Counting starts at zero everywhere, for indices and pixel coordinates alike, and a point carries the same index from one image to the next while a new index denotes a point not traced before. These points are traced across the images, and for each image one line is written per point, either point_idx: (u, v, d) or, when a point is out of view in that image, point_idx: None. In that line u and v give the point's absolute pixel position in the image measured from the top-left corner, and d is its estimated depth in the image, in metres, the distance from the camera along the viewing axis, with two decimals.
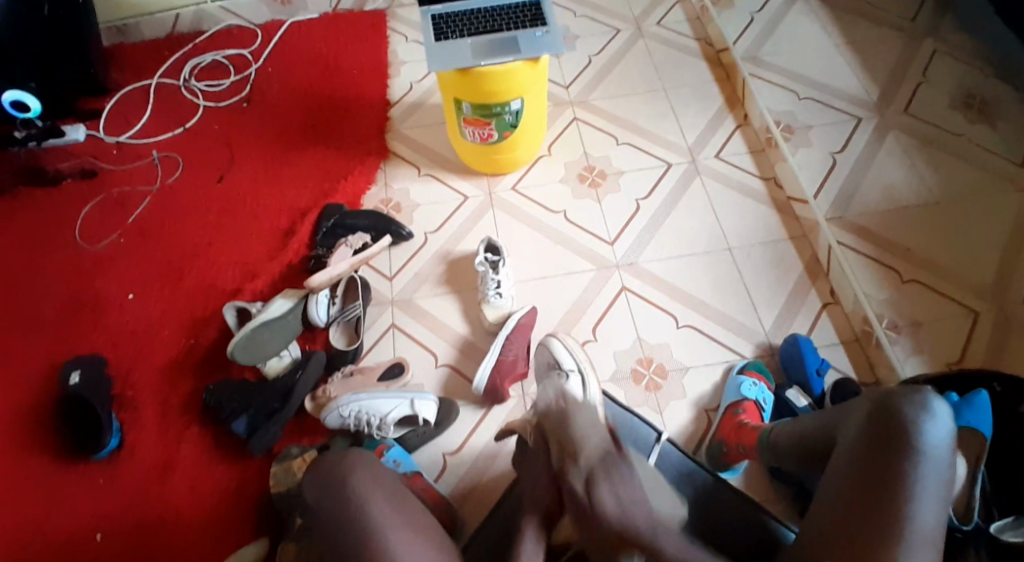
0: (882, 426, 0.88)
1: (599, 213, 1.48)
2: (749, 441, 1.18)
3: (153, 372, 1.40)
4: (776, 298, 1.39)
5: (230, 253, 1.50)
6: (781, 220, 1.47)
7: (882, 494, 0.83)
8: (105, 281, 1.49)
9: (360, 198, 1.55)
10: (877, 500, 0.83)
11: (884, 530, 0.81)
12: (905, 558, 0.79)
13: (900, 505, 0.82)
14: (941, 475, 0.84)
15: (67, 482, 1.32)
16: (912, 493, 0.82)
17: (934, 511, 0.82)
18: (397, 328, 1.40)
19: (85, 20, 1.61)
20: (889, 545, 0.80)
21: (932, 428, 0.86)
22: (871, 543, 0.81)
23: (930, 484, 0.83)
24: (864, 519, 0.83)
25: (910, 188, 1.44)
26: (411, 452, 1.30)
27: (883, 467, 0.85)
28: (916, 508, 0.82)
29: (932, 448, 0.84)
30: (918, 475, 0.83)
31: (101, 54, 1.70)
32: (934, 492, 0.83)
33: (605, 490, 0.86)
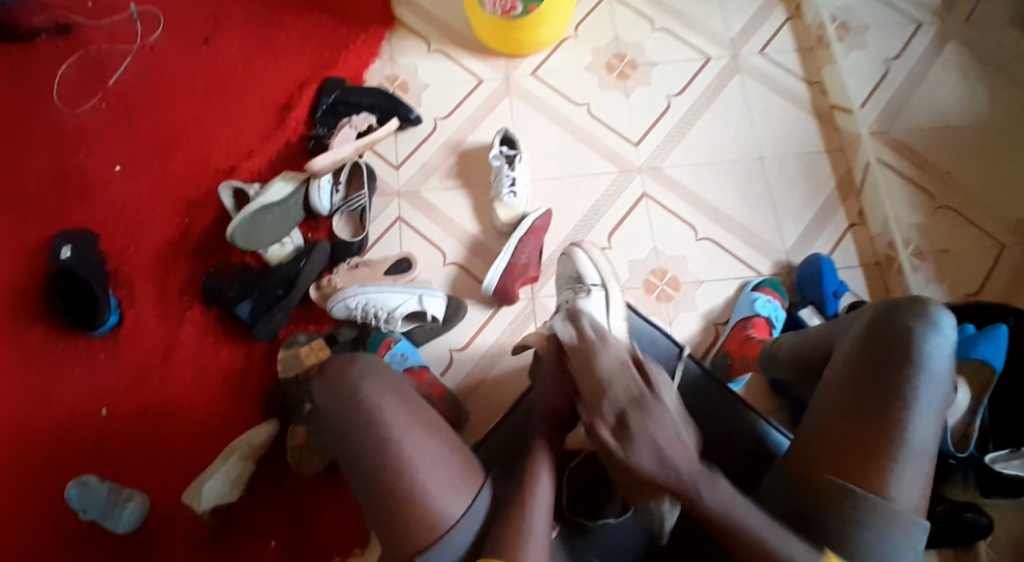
0: (881, 339, 0.87)
1: (625, 109, 1.37)
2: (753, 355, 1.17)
3: (148, 252, 1.35)
4: (802, 215, 1.32)
5: (224, 128, 1.39)
6: (820, 132, 1.37)
7: (879, 403, 0.83)
8: (91, 152, 1.39)
9: (364, 73, 1.42)
10: (875, 410, 0.83)
11: (879, 439, 0.81)
12: (898, 465, 0.80)
13: (899, 416, 0.82)
14: (939, 388, 0.84)
15: (69, 358, 1.31)
16: (910, 404, 0.82)
17: (930, 422, 0.82)
18: (404, 222, 1.34)
19: None
20: (884, 453, 0.81)
21: (933, 345, 0.85)
22: (865, 457, 0.81)
23: (927, 396, 0.83)
24: (859, 432, 0.83)
25: (961, 107, 1.35)
26: (417, 346, 1.29)
27: (881, 379, 0.84)
28: (913, 419, 0.82)
29: (934, 363, 0.84)
30: (919, 388, 0.82)
31: None
32: (931, 404, 0.83)
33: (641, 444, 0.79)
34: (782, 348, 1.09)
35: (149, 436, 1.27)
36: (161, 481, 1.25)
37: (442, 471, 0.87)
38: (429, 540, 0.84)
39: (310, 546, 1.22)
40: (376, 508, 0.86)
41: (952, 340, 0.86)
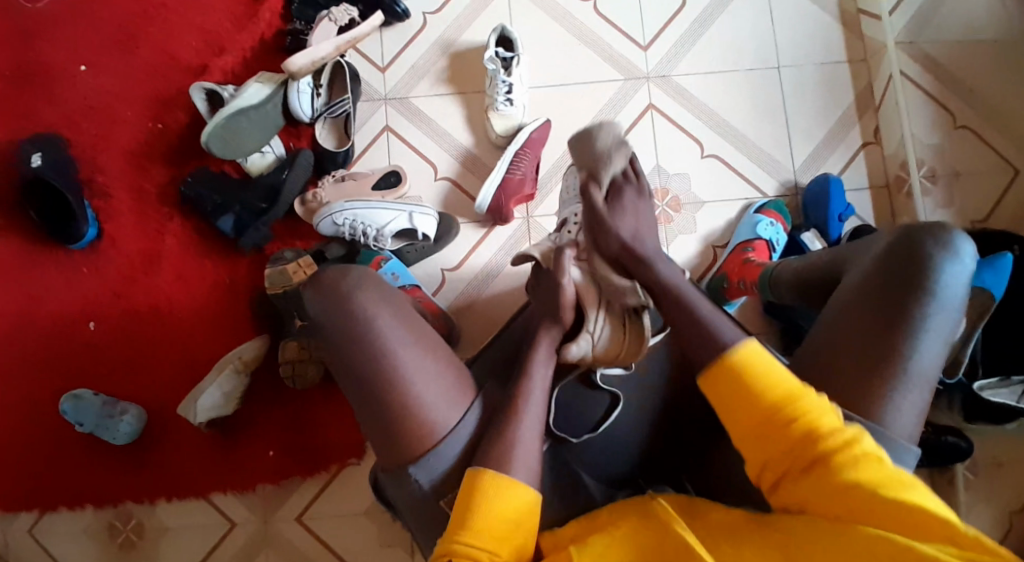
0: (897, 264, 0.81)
1: (634, 8, 1.25)
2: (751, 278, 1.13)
3: (121, 159, 1.27)
4: (816, 131, 1.24)
5: (192, 21, 1.26)
6: (844, 38, 1.25)
7: (884, 329, 0.78)
8: (49, 45, 1.27)
9: None
10: (879, 336, 0.78)
11: (880, 367, 0.77)
12: (897, 393, 0.77)
13: (904, 344, 0.77)
14: (950, 317, 0.79)
15: (50, 270, 1.27)
16: (917, 331, 0.77)
17: (936, 350, 0.78)
18: (392, 131, 1.25)
19: None
20: (884, 382, 0.77)
21: (948, 273, 0.79)
22: (865, 382, 0.78)
23: (936, 323, 0.78)
24: (859, 356, 0.79)
25: (994, 14, 1.23)
26: (408, 265, 1.25)
27: (889, 304, 0.79)
28: (918, 346, 0.77)
29: (947, 290, 0.79)
30: (928, 315, 0.77)
31: None
32: (939, 333, 0.78)
33: None
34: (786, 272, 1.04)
35: (141, 350, 1.26)
36: (155, 393, 1.26)
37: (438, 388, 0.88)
38: (423, 449, 0.87)
39: (307, 459, 1.26)
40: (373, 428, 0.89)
41: (971, 267, 0.80)
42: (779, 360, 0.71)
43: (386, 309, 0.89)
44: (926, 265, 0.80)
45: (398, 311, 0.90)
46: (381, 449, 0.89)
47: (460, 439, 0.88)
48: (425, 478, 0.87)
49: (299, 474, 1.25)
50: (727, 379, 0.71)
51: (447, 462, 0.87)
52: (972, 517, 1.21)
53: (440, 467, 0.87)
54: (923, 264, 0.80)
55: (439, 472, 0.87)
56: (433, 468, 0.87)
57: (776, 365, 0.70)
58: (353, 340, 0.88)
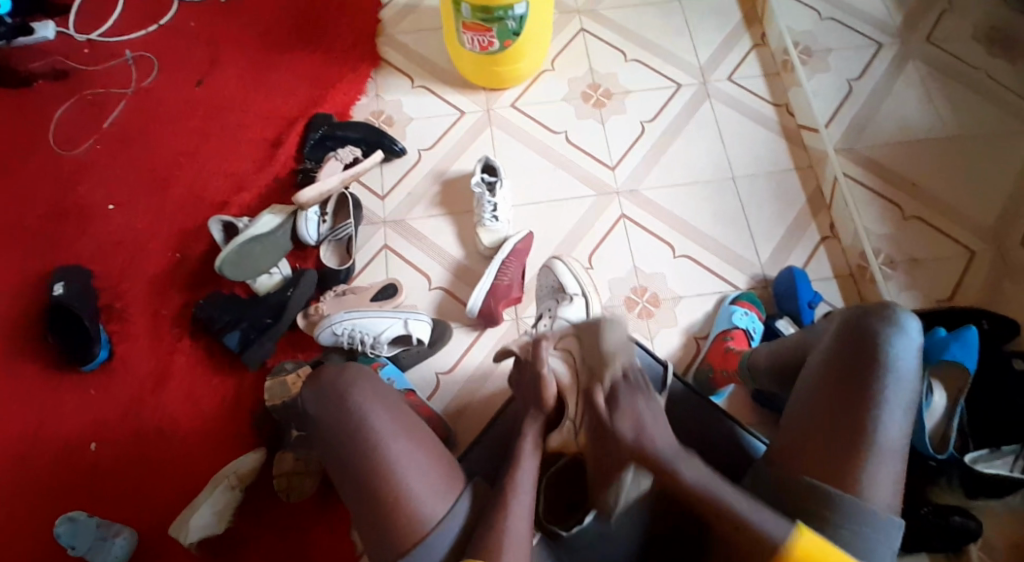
0: (852, 343, 0.88)
1: (601, 136, 1.43)
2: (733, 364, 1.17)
3: (139, 285, 1.37)
4: (776, 230, 1.36)
5: (215, 165, 1.43)
6: (789, 151, 1.42)
7: (846, 407, 0.84)
8: (87, 189, 1.43)
9: (350, 108, 1.48)
10: (844, 412, 0.84)
11: (851, 441, 0.82)
12: (868, 464, 0.81)
13: (869, 417, 0.83)
14: (907, 388, 0.85)
15: (58, 393, 1.32)
16: (879, 404, 0.83)
17: (900, 422, 0.83)
18: (391, 250, 1.37)
19: None
20: (856, 453, 0.82)
21: (898, 346, 0.86)
22: (837, 454, 0.83)
23: (895, 396, 0.84)
24: (826, 429, 0.85)
25: (926, 120, 1.40)
26: (404, 370, 1.30)
27: (847, 381, 0.86)
28: (882, 418, 0.83)
29: (900, 361, 0.85)
30: (887, 389, 0.84)
31: None
32: (899, 404, 0.84)
33: (626, 415, 0.85)
34: (760, 358, 1.09)
35: (139, 468, 1.27)
36: (147, 512, 1.25)
37: (426, 478, 0.87)
38: (411, 542, 0.84)
39: None
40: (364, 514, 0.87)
41: (917, 340, 0.87)
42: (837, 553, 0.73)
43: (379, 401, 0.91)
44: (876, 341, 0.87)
45: (394, 408, 0.92)
46: (369, 539, 0.87)
47: (450, 533, 0.85)
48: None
49: None
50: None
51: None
52: None
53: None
54: (875, 341, 0.86)
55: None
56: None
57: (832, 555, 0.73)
58: (348, 433, 0.89)
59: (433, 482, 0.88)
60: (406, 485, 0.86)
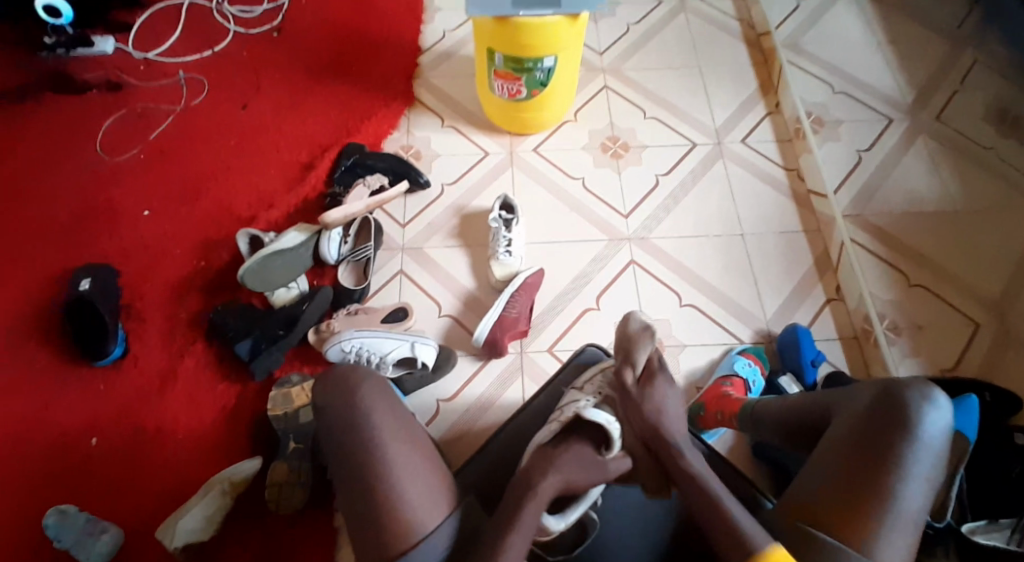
0: (880, 413, 0.88)
1: (617, 184, 1.49)
2: (730, 409, 1.18)
3: (160, 288, 1.42)
4: (782, 288, 1.39)
5: (246, 182, 1.50)
6: (798, 214, 1.46)
7: (871, 472, 0.85)
8: (124, 195, 1.50)
9: (381, 141, 1.55)
10: (864, 479, 0.85)
11: (865, 507, 0.83)
12: (885, 532, 0.82)
13: (889, 485, 0.83)
14: (931, 462, 0.86)
15: (69, 386, 1.34)
16: (903, 477, 0.84)
17: (920, 494, 0.84)
18: (405, 275, 1.42)
19: None
20: (874, 520, 0.82)
21: (930, 418, 0.87)
22: (856, 517, 0.83)
23: (920, 467, 0.85)
24: (849, 491, 0.85)
25: (934, 193, 1.44)
26: (407, 394, 1.31)
27: (876, 446, 0.86)
28: (902, 489, 0.84)
29: (930, 438, 0.86)
30: (912, 460, 0.84)
31: None
32: (923, 478, 0.84)
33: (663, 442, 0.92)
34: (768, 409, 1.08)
35: (138, 467, 1.28)
36: (138, 512, 1.25)
37: (422, 489, 0.89)
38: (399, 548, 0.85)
39: None
40: (356, 517, 0.88)
41: (948, 416, 0.88)
42: None
43: (384, 407, 0.94)
44: (910, 412, 0.87)
45: (396, 410, 0.95)
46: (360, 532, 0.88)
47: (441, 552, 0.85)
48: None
49: None
50: None
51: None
52: None
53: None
54: (906, 415, 0.87)
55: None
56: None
57: None
58: (349, 434, 0.92)
59: (426, 492, 0.89)
60: (398, 492, 0.87)
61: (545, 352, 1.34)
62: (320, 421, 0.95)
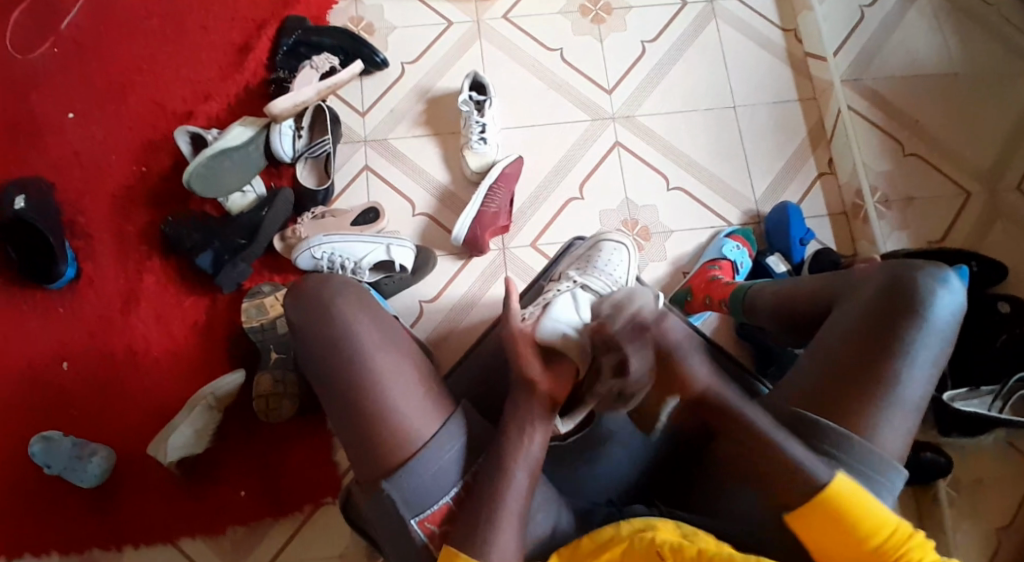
0: (889, 297, 0.85)
1: (598, 55, 1.34)
2: (719, 295, 1.16)
3: (103, 201, 1.29)
4: (773, 165, 1.33)
5: (180, 73, 1.33)
6: (793, 80, 1.36)
7: (875, 358, 0.82)
8: (43, 96, 1.32)
9: (326, 14, 1.36)
10: (864, 365, 0.82)
11: (866, 394, 0.81)
12: (881, 416, 0.80)
13: (892, 369, 0.81)
14: (937, 346, 0.83)
15: (26, 315, 1.25)
16: (906, 361, 0.81)
17: (922, 379, 0.82)
18: (372, 171, 1.31)
19: None
20: (871, 405, 0.80)
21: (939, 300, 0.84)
22: (855, 402, 0.81)
23: (924, 351, 0.82)
24: (850, 376, 0.83)
25: (935, 53, 1.34)
26: (386, 298, 1.25)
27: (881, 332, 0.83)
28: (906, 374, 0.81)
29: (935, 321, 0.83)
30: (917, 343, 0.82)
31: None
32: (927, 361, 0.82)
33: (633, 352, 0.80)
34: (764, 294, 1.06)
35: (114, 393, 1.23)
36: (123, 438, 1.22)
37: (413, 397, 0.81)
38: (397, 463, 0.78)
39: (282, 495, 1.21)
40: (352, 441, 0.81)
41: (958, 299, 0.85)
42: (872, 496, 0.70)
43: (366, 317, 0.84)
44: (918, 295, 0.84)
45: (378, 317, 0.86)
46: (356, 457, 0.81)
47: (452, 464, 0.79)
48: (412, 516, 0.78)
49: (272, 516, 1.20)
50: (824, 522, 0.70)
51: (447, 488, 0.79)
52: (959, 535, 1.14)
53: (418, 480, 0.77)
54: (913, 300, 0.84)
55: (429, 507, 0.78)
56: (413, 490, 0.77)
57: (870, 502, 0.70)
58: (336, 356, 0.81)
59: (420, 401, 0.81)
60: (391, 407, 0.80)
61: (528, 247, 1.28)
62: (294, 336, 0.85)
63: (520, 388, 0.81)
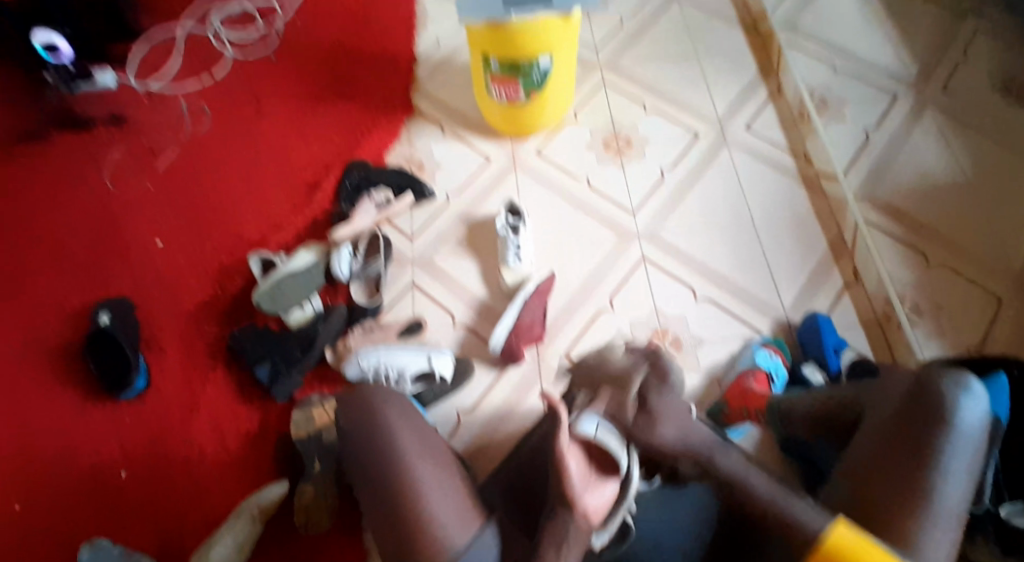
0: (914, 408, 0.86)
1: (622, 181, 1.48)
2: (754, 405, 1.17)
3: (178, 318, 1.43)
4: (798, 277, 1.38)
5: (256, 206, 1.51)
6: (808, 198, 1.45)
7: (909, 470, 0.82)
8: (136, 227, 1.51)
9: (384, 155, 1.55)
10: (899, 478, 0.82)
11: (903, 507, 0.80)
12: (922, 529, 0.79)
13: (927, 479, 0.81)
14: (972, 455, 0.82)
15: (94, 422, 1.34)
16: (940, 471, 0.81)
17: (961, 490, 0.81)
18: (417, 288, 1.42)
19: None
20: (909, 518, 0.79)
21: (965, 407, 0.84)
22: (892, 516, 0.80)
23: (958, 462, 0.82)
24: (885, 489, 0.83)
25: (945, 170, 1.43)
26: (426, 407, 1.31)
27: (911, 442, 0.84)
28: (943, 485, 0.81)
29: (965, 429, 0.83)
30: (948, 453, 0.82)
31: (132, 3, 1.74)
32: (962, 470, 0.81)
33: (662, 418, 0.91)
34: (798, 405, 1.09)
35: (166, 499, 1.28)
36: (169, 544, 1.25)
37: (450, 506, 0.88)
38: None
39: None
40: (393, 550, 0.86)
41: (985, 405, 0.84)
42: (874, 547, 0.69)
43: (409, 432, 0.96)
44: (942, 404, 0.84)
45: (418, 431, 0.97)
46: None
47: None
48: None
49: None
50: None
51: None
52: None
53: None
54: (938, 409, 0.84)
55: None
56: None
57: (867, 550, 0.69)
58: (384, 472, 0.91)
59: (457, 511, 0.87)
60: (430, 512, 0.86)
61: (562, 356, 1.34)
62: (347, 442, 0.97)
63: (562, 502, 0.82)
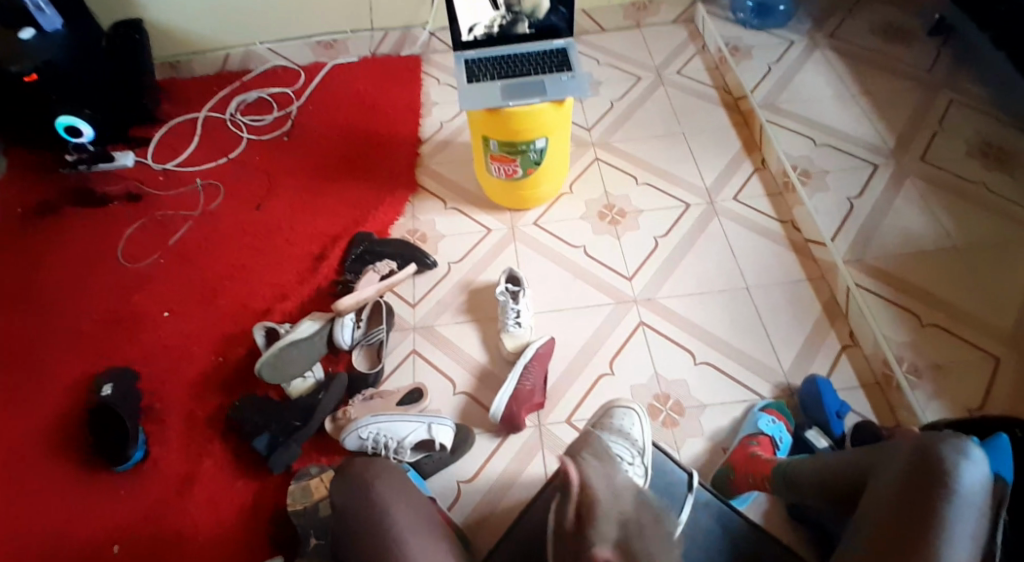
0: (917, 475, 0.83)
1: (617, 249, 1.53)
2: (762, 472, 1.16)
3: (180, 388, 1.43)
4: (795, 339, 1.40)
5: (262, 277, 1.55)
6: (799, 263, 1.50)
7: (915, 534, 0.78)
8: (144, 300, 1.54)
9: (388, 228, 1.61)
10: (906, 543, 0.78)
11: None
12: None
13: (931, 544, 0.76)
14: (977, 521, 0.78)
15: (88, 494, 1.31)
16: (944, 536, 0.76)
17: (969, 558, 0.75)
18: (418, 354, 1.44)
19: (139, 77, 1.78)
20: None
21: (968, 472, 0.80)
22: None
23: (962, 528, 0.77)
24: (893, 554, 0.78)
25: (931, 233, 1.47)
26: (426, 478, 1.28)
27: (915, 507, 0.80)
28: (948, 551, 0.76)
29: (966, 493, 0.79)
30: (951, 517, 0.77)
31: (153, 89, 1.84)
32: (968, 537, 0.76)
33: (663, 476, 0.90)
34: (802, 474, 1.06)
35: None
36: None
37: None
38: None
39: None
40: None
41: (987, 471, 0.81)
42: None
43: (409, 502, 0.94)
44: (943, 469, 0.81)
45: (415, 502, 0.96)
46: None
47: None
48: None
49: None
50: None
51: None
52: None
53: None
54: (939, 474, 0.81)
55: None
56: None
57: None
58: (381, 546, 0.89)
59: None
60: None
61: (563, 424, 1.33)
62: (342, 513, 0.94)
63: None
